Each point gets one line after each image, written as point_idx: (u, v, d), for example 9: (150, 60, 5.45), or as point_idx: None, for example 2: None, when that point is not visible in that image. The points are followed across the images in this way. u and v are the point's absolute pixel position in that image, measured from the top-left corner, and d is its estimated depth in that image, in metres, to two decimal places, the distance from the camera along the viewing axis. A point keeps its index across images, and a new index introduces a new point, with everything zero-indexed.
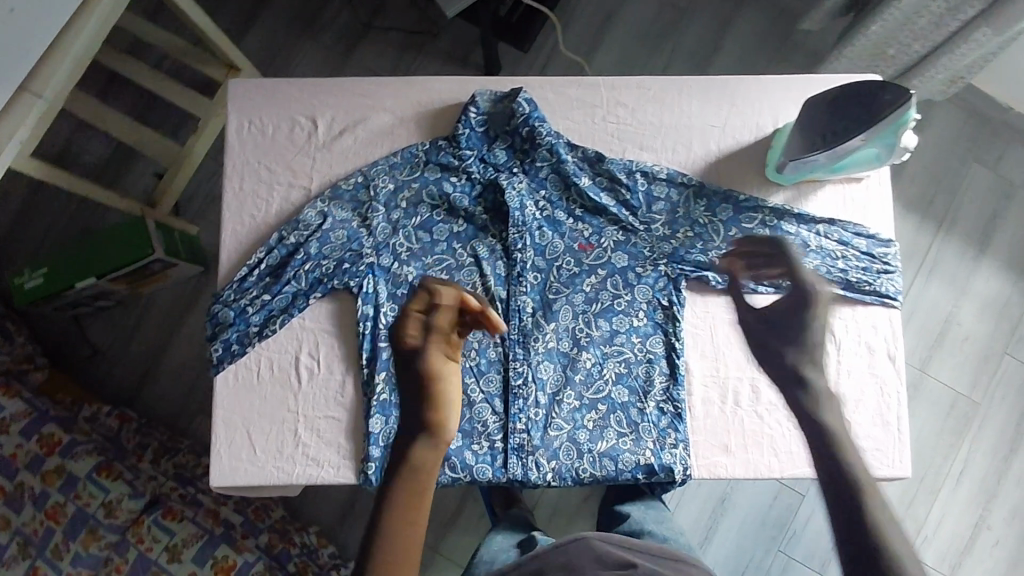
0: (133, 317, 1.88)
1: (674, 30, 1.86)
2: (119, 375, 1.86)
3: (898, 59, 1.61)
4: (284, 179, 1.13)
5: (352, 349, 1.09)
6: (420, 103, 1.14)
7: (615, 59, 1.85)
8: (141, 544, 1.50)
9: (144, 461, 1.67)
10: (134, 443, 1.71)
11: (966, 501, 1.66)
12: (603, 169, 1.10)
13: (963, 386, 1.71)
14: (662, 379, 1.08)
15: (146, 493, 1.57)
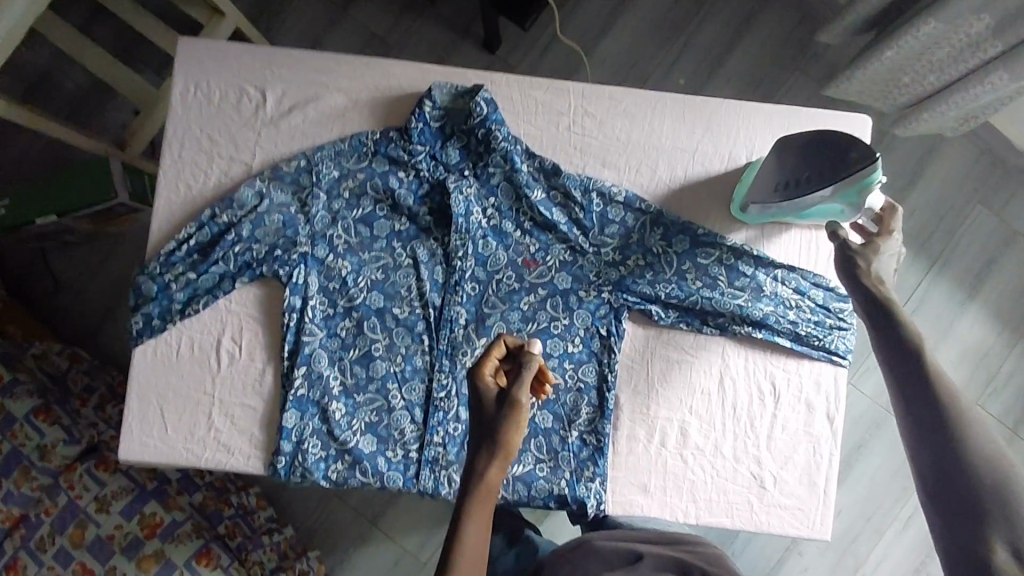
0: (95, 257, 1.74)
1: (686, 24, 1.68)
2: (77, 314, 1.73)
3: (912, 88, 1.48)
4: (226, 151, 1.08)
5: (276, 338, 1.06)
6: (377, 88, 1.09)
7: (623, 45, 1.68)
8: (71, 492, 1.39)
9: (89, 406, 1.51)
10: (80, 385, 1.54)
11: (912, 546, 1.57)
12: (558, 183, 1.05)
13: None
14: (589, 410, 1.04)
15: (82, 439, 1.43)
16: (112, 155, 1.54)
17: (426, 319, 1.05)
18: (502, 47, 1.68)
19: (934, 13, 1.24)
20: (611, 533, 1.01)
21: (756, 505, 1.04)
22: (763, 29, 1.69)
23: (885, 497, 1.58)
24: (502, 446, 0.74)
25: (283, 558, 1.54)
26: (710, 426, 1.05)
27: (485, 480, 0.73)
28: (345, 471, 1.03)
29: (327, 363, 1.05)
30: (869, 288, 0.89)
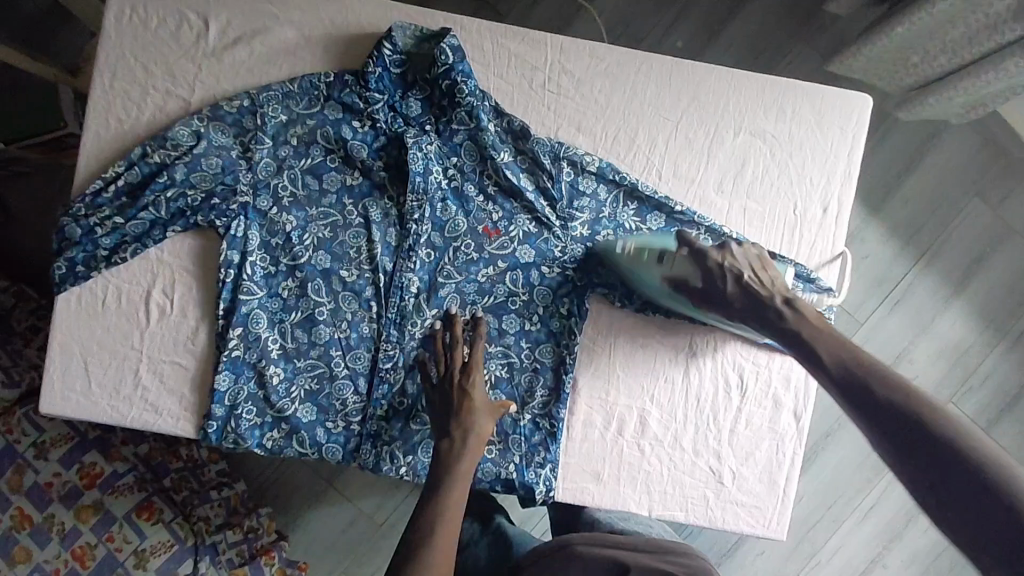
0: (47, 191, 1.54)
1: None
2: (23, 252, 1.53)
3: (920, 69, 1.38)
4: (163, 84, 0.97)
5: (211, 294, 0.98)
6: (333, 25, 0.98)
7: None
8: (9, 436, 1.18)
9: (32, 346, 1.32)
10: (24, 325, 1.35)
11: (870, 535, 1.55)
12: (527, 146, 0.96)
13: None
14: (544, 393, 0.98)
15: (22, 382, 1.24)
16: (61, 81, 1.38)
17: (376, 285, 0.97)
18: None
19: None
20: (596, 536, 0.90)
21: (713, 501, 0.99)
22: None
23: (847, 488, 1.55)
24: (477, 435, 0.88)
25: (232, 514, 1.40)
26: (671, 416, 0.99)
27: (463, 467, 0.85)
28: (281, 440, 0.97)
29: (266, 325, 0.97)
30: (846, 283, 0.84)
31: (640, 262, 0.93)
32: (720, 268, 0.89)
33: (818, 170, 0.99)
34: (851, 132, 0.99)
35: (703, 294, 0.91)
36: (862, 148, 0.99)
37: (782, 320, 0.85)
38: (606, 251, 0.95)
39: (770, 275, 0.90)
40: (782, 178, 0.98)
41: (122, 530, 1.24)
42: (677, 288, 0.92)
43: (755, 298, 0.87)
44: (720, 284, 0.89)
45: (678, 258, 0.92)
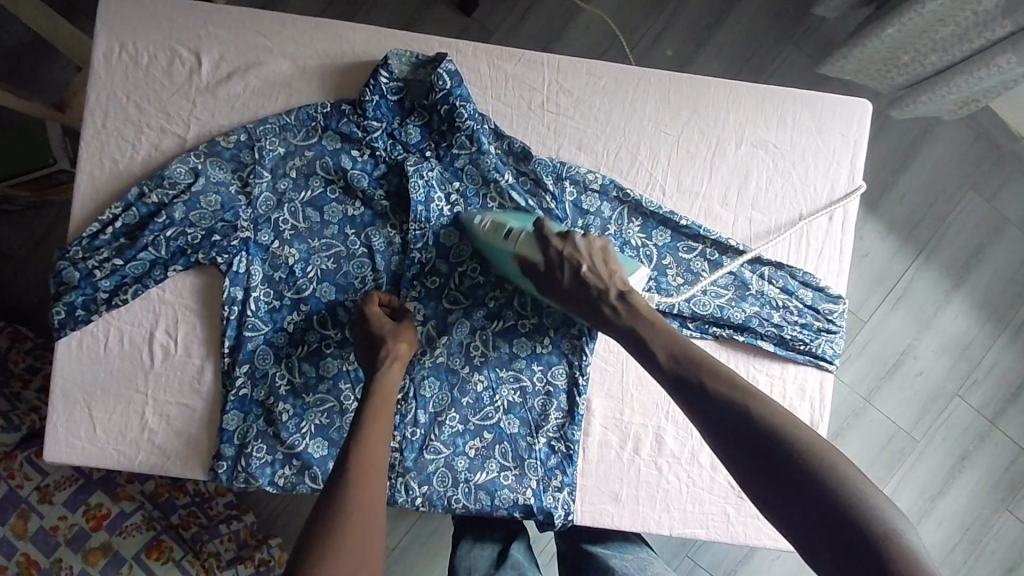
0: (40, 227, 1.52)
1: None
2: (19, 291, 1.51)
3: (911, 67, 1.38)
4: (157, 121, 0.96)
5: (215, 332, 0.96)
6: (327, 54, 0.97)
7: (610, 7, 1.55)
8: (12, 481, 1.17)
9: (29, 389, 1.28)
10: (22, 366, 1.30)
11: None
12: (529, 168, 0.96)
13: (907, 421, 1.56)
14: (558, 415, 0.97)
15: (22, 427, 1.21)
16: (52, 120, 1.37)
17: None
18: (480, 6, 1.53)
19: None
20: None
21: (733, 516, 0.98)
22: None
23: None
24: (369, 448, 0.78)
25: (243, 547, 1.33)
26: (687, 432, 0.98)
27: (365, 459, 0.77)
28: (292, 477, 0.94)
29: (273, 361, 0.95)
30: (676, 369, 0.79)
31: (494, 239, 0.91)
32: (558, 257, 0.89)
33: (822, 177, 0.98)
34: (853, 138, 0.98)
35: (546, 283, 0.90)
36: (865, 153, 0.98)
37: (619, 319, 0.86)
38: (466, 221, 0.95)
39: (612, 266, 0.90)
40: (786, 187, 0.98)
41: (133, 572, 1.20)
42: (524, 267, 0.90)
43: (590, 288, 0.88)
44: (556, 276, 0.89)
45: (524, 236, 0.90)
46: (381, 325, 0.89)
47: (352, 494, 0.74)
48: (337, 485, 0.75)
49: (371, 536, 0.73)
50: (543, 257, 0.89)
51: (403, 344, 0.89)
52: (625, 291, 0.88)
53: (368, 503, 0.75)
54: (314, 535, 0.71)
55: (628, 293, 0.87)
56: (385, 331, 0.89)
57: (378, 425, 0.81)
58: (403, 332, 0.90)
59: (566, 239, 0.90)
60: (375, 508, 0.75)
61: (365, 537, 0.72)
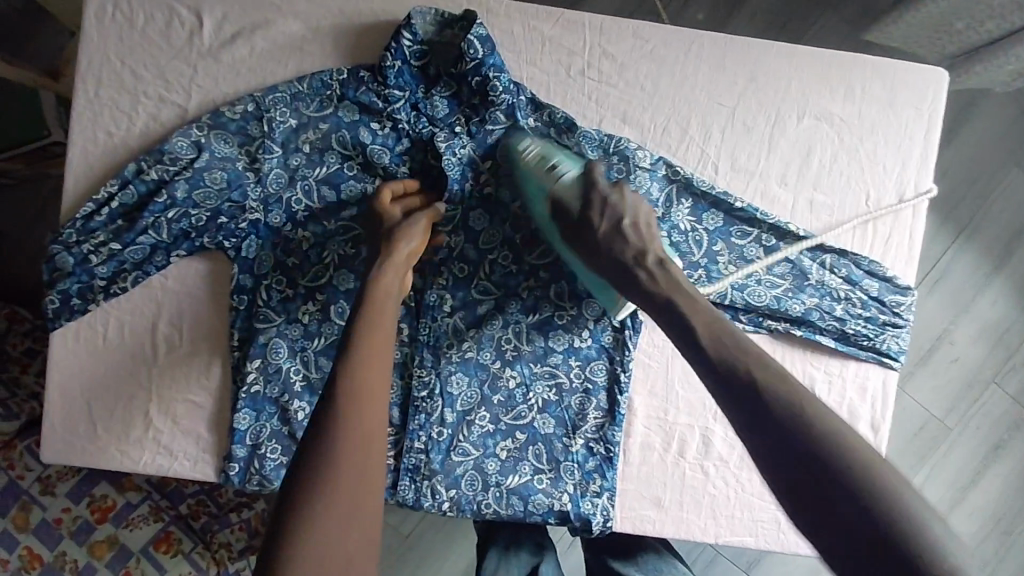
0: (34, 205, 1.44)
1: None
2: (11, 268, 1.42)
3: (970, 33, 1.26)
4: (155, 89, 0.86)
5: (225, 323, 0.88)
6: (343, 14, 0.87)
7: None
8: (10, 471, 1.08)
9: (29, 372, 1.19)
10: (21, 349, 1.20)
11: None
12: (572, 142, 0.86)
13: (940, 409, 1.42)
14: (598, 415, 0.89)
15: (22, 415, 1.13)
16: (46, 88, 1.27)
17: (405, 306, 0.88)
18: None
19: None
20: None
21: (784, 524, 0.91)
22: None
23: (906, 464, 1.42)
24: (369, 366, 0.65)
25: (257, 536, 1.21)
26: (736, 434, 0.91)
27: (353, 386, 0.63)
28: None
29: (286, 355, 0.87)
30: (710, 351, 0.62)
31: (535, 170, 0.82)
32: (602, 197, 0.77)
33: (892, 155, 0.88)
34: (929, 111, 0.88)
35: (575, 229, 0.78)
36: (940, 130, 0.88)
37: (652, 287, 0.71)
38: (509, 146, 0.85)
39: (653, 228, 0.77)
40: (852, 166, 0.88)
41: (141, 563, 1.09)
42: (554, 214, 0.80)
43: (621, 255, 0.74)
44: (591, 218, 0.77)
45: (569, 177, 0.80)
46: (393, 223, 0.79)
47: (344, 421, 0.61)
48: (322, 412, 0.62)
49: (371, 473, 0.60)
50: (582, 202, 0.78)
51: (415, 243, 0.78)
52: (664, 258, 0.73)
53: (363, 432, 0.61)
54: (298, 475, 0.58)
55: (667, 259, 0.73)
56: (404, 227, 0.79)
57: (370, 336, 0.68)
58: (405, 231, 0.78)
59: (619, 186, 0.79)
60: (372, 439, 0.62)
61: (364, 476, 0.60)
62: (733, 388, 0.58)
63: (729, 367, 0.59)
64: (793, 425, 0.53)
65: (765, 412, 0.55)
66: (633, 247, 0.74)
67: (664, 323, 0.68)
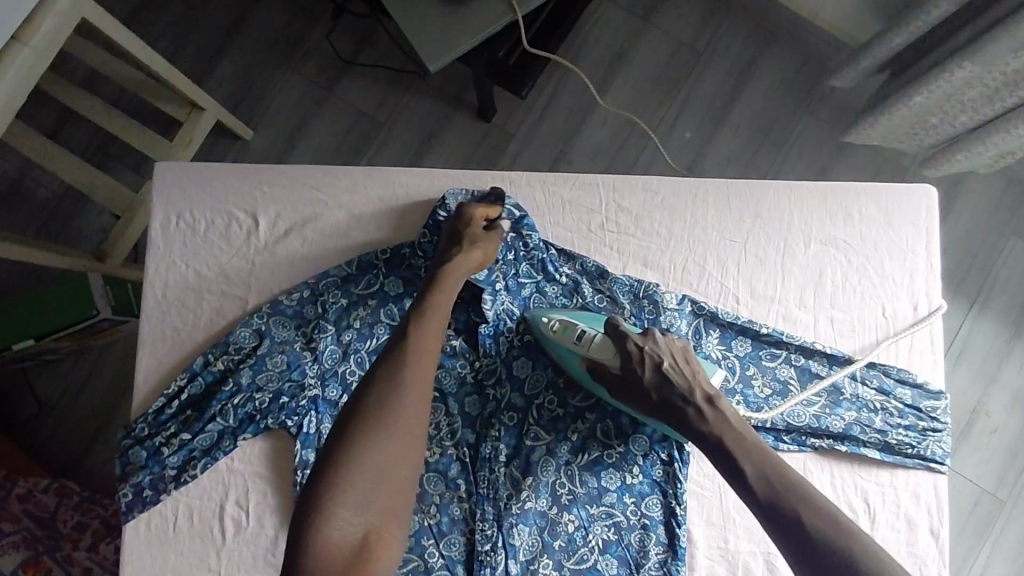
0: (79, 372, 1.47)
1: (691, 70, 1.53)
2: (61, 441, 1.45)
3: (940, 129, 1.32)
4: (218, 285, 0.95)
5: (290, 498, 0.91)
6: (382, 200, 0.97)
7: (630, 96, 1.53)
8: None
9: (80, 548, 1.18)
10: (71, 525, 1.22)
11: None
12: (606, 287, 0.94)
13: (988, 482, 1.39)
14: (659, 550, 0.90)
15: None
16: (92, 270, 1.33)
17: (461, 460, 0.92)
18: (499, 111, 1.52)
19: (968, 55, 1.07)
20: None
21: None
22: (770, 71, 1.54)
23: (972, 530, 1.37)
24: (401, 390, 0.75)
25: None
26: None
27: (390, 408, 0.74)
28: None
29: None
30: (757, 491, 0.76)
31: (563, 342, 0.88)
32: (637, 353, 0.85)
33: (899, 269, 0.95)
34: (925, 226, 0.96)
35: (619, 380, 0.86)
36: (938, 242, 0.96)
37: (702, 423, 0.82)
38: (534, 323, 0.92)
39: (694, 367, 0.86)
40: (864, 282, 0.95)
41: None
42: (593, 369, 0.87)
43: (673, 391, 0.84)
44: (635, 372, 0.85)
45: (598, 339, 0.87)
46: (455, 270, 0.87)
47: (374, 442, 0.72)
48: (378, 403, 0.74)
49: (410, 459, 0.74)
50: (620, 360, 0.86)
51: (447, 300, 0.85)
52: (711, 395, 0.83)
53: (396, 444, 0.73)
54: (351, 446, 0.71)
55: (716, 399, 0.83)
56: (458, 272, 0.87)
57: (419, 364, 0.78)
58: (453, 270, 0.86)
59: (647, 337, 0.86)
60: (399, 456, 0.73)
61: (400, 459, 0.73)
62: (780, 520, 0.73)
63: (778, 504, 0.74)
64: (838, 555, 0.69)
65: (811, 544, 0.71)
66: (681, 386, 0.84)
67: (718, 465, 0.79)
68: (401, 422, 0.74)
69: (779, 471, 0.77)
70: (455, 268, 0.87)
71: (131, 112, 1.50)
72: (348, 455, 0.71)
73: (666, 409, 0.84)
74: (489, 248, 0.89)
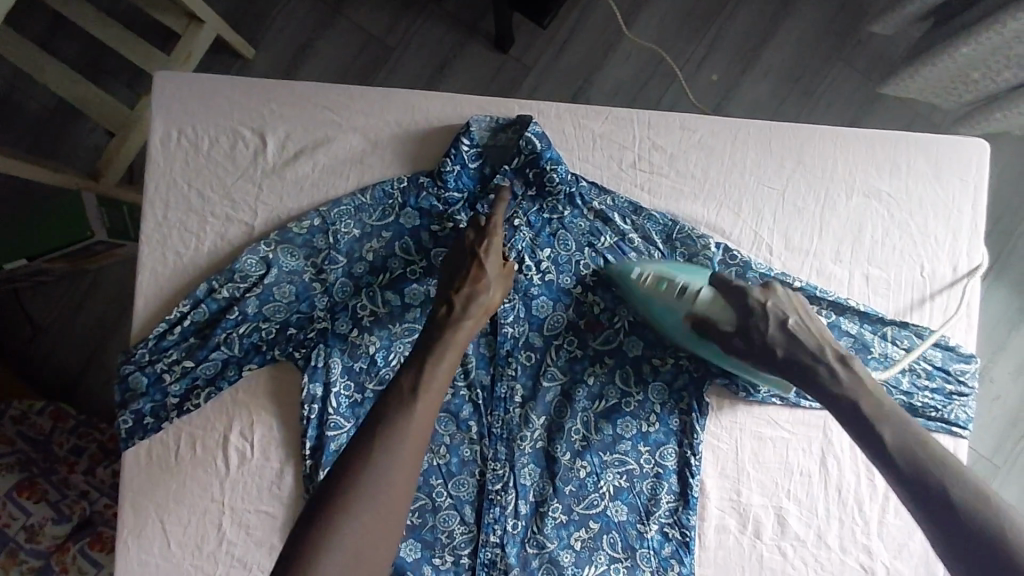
0: (75, 293, 1.42)
1: (723, 5, 1.42)
2: (59, 362, 1.42)
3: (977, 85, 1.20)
4: (221, 208, 0.89)
5: (297, 433, 0.89)
6: (399, 125, 0.90)
7: (656, 32, 1.41)
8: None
9: (77, 471, 1.16)
10: (67, 448, 1.19)
11: None
12: (637, 226, 0.89)
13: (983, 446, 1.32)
14: (670, 499, 0.88)
15: (74, 516, 1.10)
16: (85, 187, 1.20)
17: (473, 402, 0.89)
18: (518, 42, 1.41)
19: None
20: None
21: None
22: (806, 13, 1.43)
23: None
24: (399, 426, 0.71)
25: None
26: (811, 512, 0.89)
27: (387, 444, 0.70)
28: None
29: None
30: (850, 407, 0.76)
31: (656, 294, 0.85)
32: (761, 309, 0.82)
33: (941, 226, 0.90)
34: (973, 182, 0.91)
35: (734, 337, 0.82)
36: (986, 200, 0.91)
37: (834, 385, 0.78)
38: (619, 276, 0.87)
39: (817, 324, 0.82)
40: (904, 239, 0.90)
41: None
42: (702, 328, 0.84)
43: (801, 354, 0.80)
44: (755, 328, 0.81)
45: (703, 294, 0.84)
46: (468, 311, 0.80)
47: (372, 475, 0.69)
48: (353, 489, 0.68)
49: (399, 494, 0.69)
50: (735, 313, 0.83)
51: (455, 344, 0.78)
52: (843, 355, 0.79)
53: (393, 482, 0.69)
54: (320, 538, 0.65)
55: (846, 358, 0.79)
56: (474, 314, 0.80)
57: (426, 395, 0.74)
58: (461, 330, 0.79)
59: (770, 292, 0.83)
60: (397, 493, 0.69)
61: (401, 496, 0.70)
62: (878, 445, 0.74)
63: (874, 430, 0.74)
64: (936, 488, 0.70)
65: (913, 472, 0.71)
66: (811, 348, 0.80)
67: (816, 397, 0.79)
68: (395, 461, 0.70)
69: (924, 446, 0.72)
70: (471, 311, 0.80)
71: (127, 20, 1.39)
72: (315, 549, 0.65)
73: (788, 362, 0.80)
74: (489, 299, 0.82)
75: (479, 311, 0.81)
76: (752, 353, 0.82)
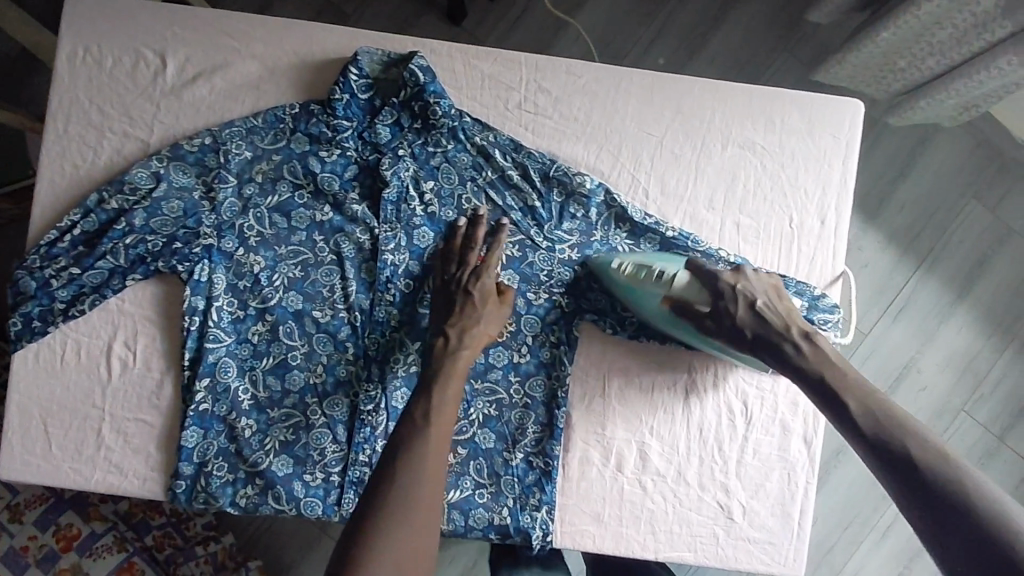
0: None
1: None
2: None
3: (905, 75, 1.14)
4: (120, 124, 0.93)
5: (178, 344, 0.92)
6: (296, 55, 0.94)
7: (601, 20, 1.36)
8: None
9: None
10: None
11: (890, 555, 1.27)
12: (518, 162, 0.92)
13: None
14: (537, 429, 0.92)
15: None
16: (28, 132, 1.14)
17: (351, 324, 0.92)
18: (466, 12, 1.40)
19: None
20: None
21: (723, 538, 0.92)
22: None
23: (866, 503, 1.28)
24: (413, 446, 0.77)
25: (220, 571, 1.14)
26: (673, 449, 0.93)
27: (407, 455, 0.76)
28: (255, 497, 0.89)
29: (235, 374, 0.91)
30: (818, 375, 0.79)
31: (637, 283, 0.87)
32: (729, 291, 0.85)
33: (812, 180, 0.94)
34: (844, 138, 0.94)
35: (711, 321, 0.86)
36: (856, 157, 0.94)
37: (801, 359, 0.80)
38: (598, 266, 0.90)
39: (784, 306, 0.85)
40: (775, 191, 0.94)
41: None
42: (680, 310, 0.87)
43: (770, 332, 0.83)
44: (726, 310, 0.85)
45: (680, 279, 0.87)
46: (466, 340, 0.86)
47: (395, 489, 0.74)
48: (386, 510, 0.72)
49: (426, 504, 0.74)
50: (710, 296, 0.86)
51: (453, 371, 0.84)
52: (809, 331, 0.82)
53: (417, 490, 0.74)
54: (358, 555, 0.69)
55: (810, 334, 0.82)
56: (475, 343, 0.86)
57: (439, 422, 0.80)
58: (461, 359, 0.85)
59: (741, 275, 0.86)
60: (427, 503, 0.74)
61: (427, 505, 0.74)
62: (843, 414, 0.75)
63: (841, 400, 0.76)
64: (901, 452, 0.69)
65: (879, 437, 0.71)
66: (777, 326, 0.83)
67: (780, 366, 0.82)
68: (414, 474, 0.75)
69: (889, 412, 0.73)
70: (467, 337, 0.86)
71: None
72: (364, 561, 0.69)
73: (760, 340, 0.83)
74: (487, 328, 0.87)
75: (479, 337, 0.87)
76: (728, 335, 0.85)
